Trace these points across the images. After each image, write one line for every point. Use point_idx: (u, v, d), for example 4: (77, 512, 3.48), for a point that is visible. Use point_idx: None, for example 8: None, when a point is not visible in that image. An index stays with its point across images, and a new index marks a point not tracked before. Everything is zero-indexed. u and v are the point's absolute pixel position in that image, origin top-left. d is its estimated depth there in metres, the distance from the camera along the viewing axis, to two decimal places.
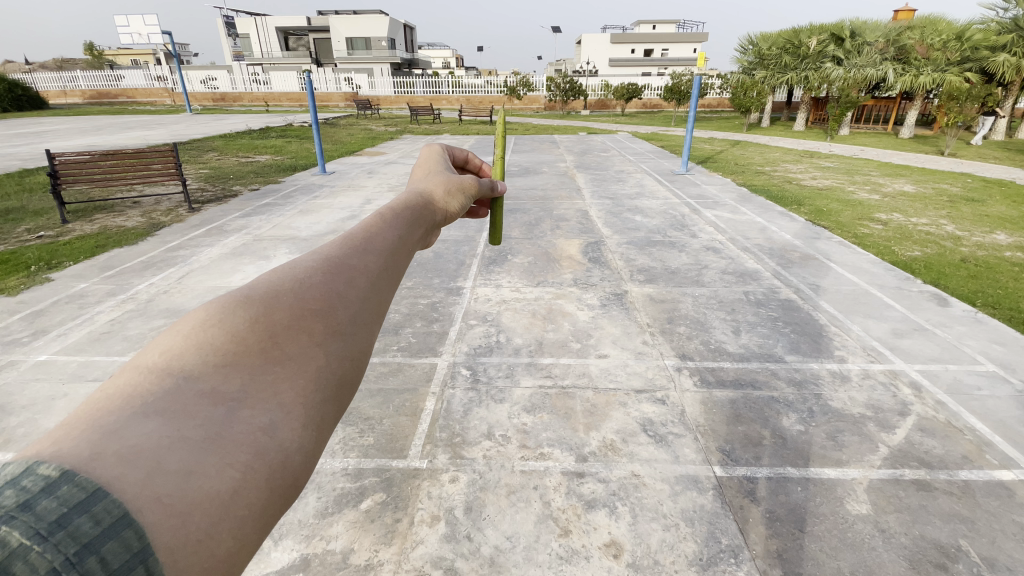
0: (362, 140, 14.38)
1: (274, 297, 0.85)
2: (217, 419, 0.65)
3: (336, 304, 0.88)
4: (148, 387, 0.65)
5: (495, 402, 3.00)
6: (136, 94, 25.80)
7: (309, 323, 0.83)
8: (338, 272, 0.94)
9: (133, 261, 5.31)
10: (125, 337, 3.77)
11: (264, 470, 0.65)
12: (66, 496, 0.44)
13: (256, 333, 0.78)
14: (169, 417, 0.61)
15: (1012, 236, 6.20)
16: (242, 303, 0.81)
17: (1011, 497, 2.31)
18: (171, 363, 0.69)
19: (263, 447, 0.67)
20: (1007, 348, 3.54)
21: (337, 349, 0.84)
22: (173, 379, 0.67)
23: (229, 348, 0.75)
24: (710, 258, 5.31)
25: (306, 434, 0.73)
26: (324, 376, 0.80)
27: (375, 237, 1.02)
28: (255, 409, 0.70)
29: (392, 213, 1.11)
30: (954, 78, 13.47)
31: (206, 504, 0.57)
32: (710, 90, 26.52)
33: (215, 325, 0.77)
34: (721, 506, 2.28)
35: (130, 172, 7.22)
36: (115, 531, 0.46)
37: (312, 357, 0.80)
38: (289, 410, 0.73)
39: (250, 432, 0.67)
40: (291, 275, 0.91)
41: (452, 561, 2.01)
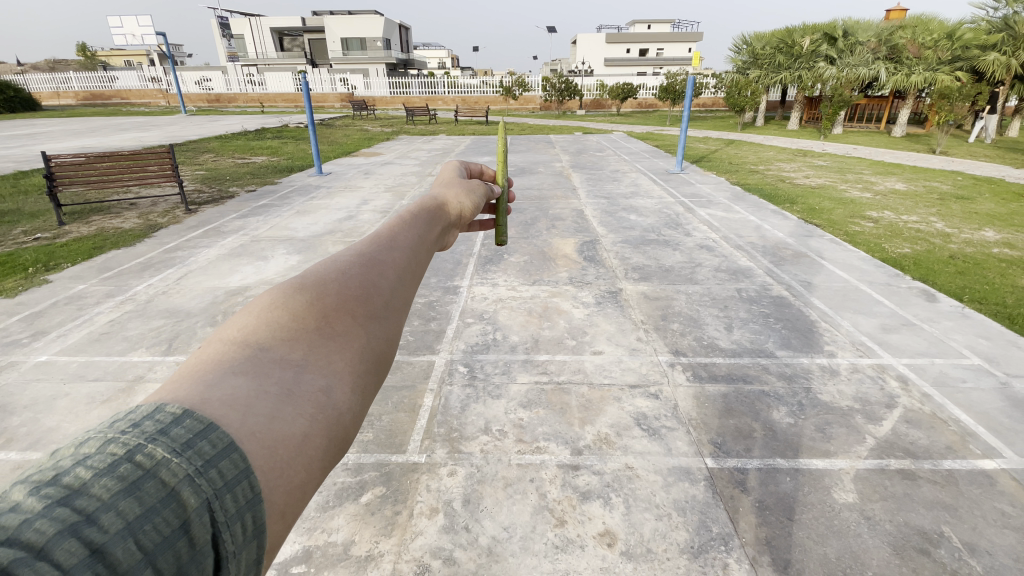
0: (358, 141, 14.40)
1: (324, 280, 0.91)
2: (287, 379, 0.71)
3: (379, 286, 0.94)
4: (227, 355, 0.72)
5: (492, 398, 3.06)
6: (131, 96, 25.74)
7: (355, 302, 0.89)
8: (379, 258, 1.00)
9: (131, 262, 5.34)
10: (125, 338, 3.81)
11: (326, 425, 0.70)
12: (191, 425, 0.55)
13: (312, 310, 0.84)
14: (249, 376, 0.68)
15: (1000, 233, 6.30)
16: (299, 287, 0.88)
17: (993, 485, 2.38)
18: (246, 337, 0.76)
19: (324, 406, 0.72)
20: (993, 342, 3.63)
21: (382, 328, 0.89)
22: (250, 348, 0.74)
23: (290, 322, 0.81)
24: (703, 256, 5.39)
25: (358, 399, 0.78)
26: (371, 349, 0.85)
27: (406, 234, 1.10)
28: (317, 372, 0.75)
29: (415, 216, 1.19)
30: (945, 77, 13.62)
31: (284, 445, 0.63)
32: (705, 89, 26.65)
33: (279, 305, 0.84)
34: (713, 496, 2.34)
35: (127, 174, 7.25)
36: (227, 452, 0.55)
37: (360, 331, 0.85)
38: (344, 376, 0.78)
39: (313, 391, 0.72)
40: (338, 263, 0.98)
41: (450, 551, 2.07)
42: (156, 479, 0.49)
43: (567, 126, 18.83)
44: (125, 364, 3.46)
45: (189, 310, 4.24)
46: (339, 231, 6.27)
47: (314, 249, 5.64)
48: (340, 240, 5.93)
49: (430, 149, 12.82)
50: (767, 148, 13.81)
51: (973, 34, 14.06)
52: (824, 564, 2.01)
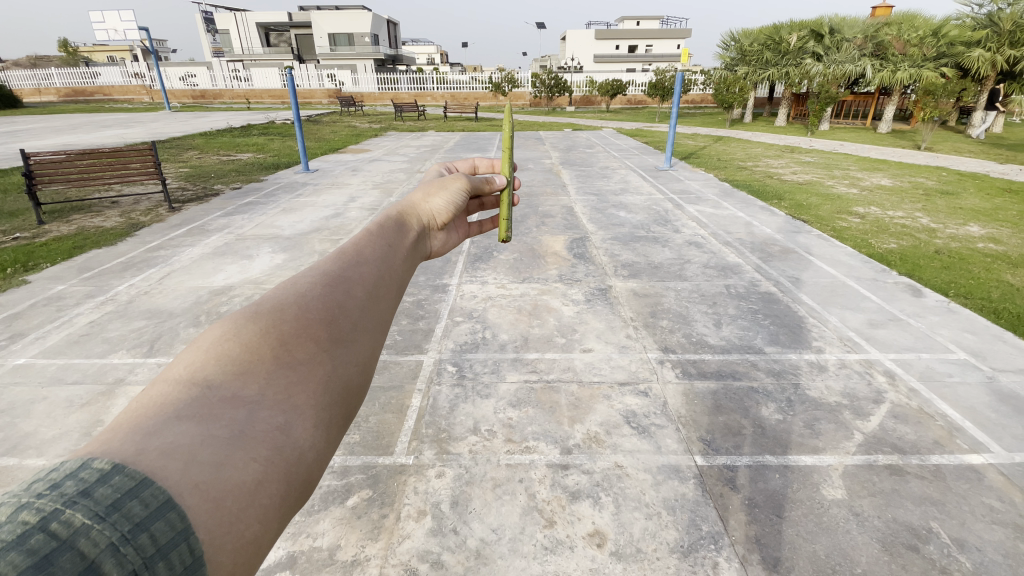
0: (346, 137, 14.24)
1: (279, 313, 0.94)
2: (240, 420, 0.75)
3: (338, 316, 0.99)
4: (179, 396, 0.74)
5: (481, 397, 3.02)
6: (114, 92, 25.20)
7: (313, 333, 0.93)
8: (337, 285, 1.05)
9: (112, 262, 5.22)
10: (105, 339, 3.72)
11: (282, 465, 0.75)
12: (119, 483, 0.54)
13: (267, 344, 0.88)
14: (197, 420, 0.71)
15: (985, 228, 6.38)
16: (252, 320, 0.91)
17: (980, 480, 2.39)
18: (197, 374, 0.79)
19: (280, 445, 0.76)
20: (978, 336, 3.66)
21: (339, 357, 0.94)
22: (198, 388, 0.77)
23: (243, 358, 0.84)
24: (692, 253, 5.39)
25: (315, 434, 0.83)
26: (330, 382, 0.90)
27: (367, 255, 1.14)
28: (272, 410, 0.79)
29: (379, 232, 1.24)
30: (930, 73, 13.76)
31: (233, 492, 0.66)
32: (694, 86, 26.72)
33: (231, 339, 0.86)
34: (702, 494, 2.33)
35: (108, 171, 7.09)
36: (161, 512, 0.55)
37: (317, 364, 0.90)
38: (300, 412, 0.82)
39: (269, 431, 0.76)
40: (294, 292, 1.01)
41: (438, 554, 2.03)
42: (72, 552, 0.46)
43: (557, 122, 18.78)
44: (104, 366, 3.37)
45: (172, 310, 4.15)
46: (326, 229, 6.18)
47: (300, 247, 5.56)
48: (327, 238, 5.85)
49: (419, 146, 12.70)
50: (756, 145, 13.87)
51: (958, 31, 14.29)
52: (813, 561, 2.00)
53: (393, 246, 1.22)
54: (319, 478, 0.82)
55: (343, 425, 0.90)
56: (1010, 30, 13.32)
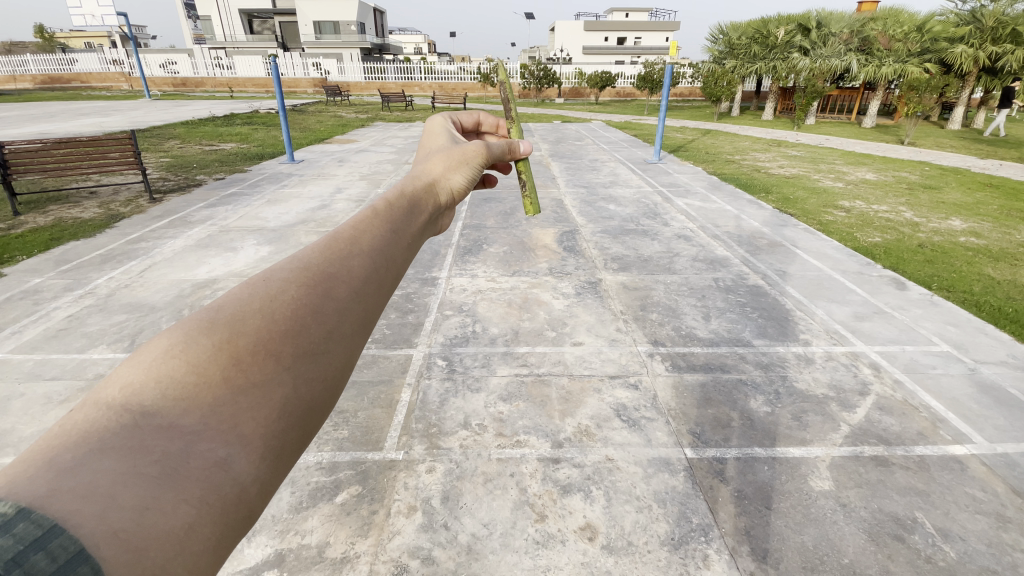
0: (332, 127, 14.01)
1: (241, 317, 0.81)
2: (174, 454, 0.66)
3: (309, 321, 0.85)
4: (107, 427, 0.66)
5: (471, 391, 3.00)
6: (90, 78, 24.49)
7: (279, 346, 0.81)
8: (317, 284, 0.89)
9: (91, 254, 5.07)
10: (84, 334, 3.61)
11: (218, 506, 0.67)
12: (21, 533, 0.46)
13: (220, 358, 0.76)
14: (123, 456, 0.62)
15: (967, 222, 6.49)
16: (206, 328, 0.78)
17: (962, 471, 2.44)
18: (131, 399, 0.69)
19: (219, 483, 0.68)
20: (960, 329, 3.73)
21: (305, 374, 0.84)
22: (132, 417, 0.68)
23: (188, 374, 0.73)
24: (681, 246, 5.40)
25: (261, 466, 0.75)
26: (288, 405, 0.80)
27: (358, 243, 0.99)
28: (213, 441, 0.70)
29: (378, 215, 1.07)
30: (914, 68, 13.94)
31: (156, 541, 0.58)
32: (682, 80, 26.77)
33: (177, 355, 0.74)
34: (692, 487, 2.35)
35: (85, 160, 6.88)
36: (69, 568, 0.47)
37: (279, 385, 0.79)
38: (249, 442, 0.73)
39: (206, 467, 0.68)
40: (262, 289, 0.87)
41: (429, 550, 2.02)
42: None
43: (546, 114, 18.68)
44: (84, 362, 3.28)
45: (154, 304, 4.05)
46: (312, 220, 6.08)
47: (286, 240, 5.46)
48: (313, 230, 5.75)
49: (407, 136, 12.54)
50: (744, 139, 13.93)
51: (940, 28, 14.53)
52: (802, 553, 2.02)
53: (397, 230, 1.06)
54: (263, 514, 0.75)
55: (298, 451, 0.82)
56: (993, 26, 13.61)
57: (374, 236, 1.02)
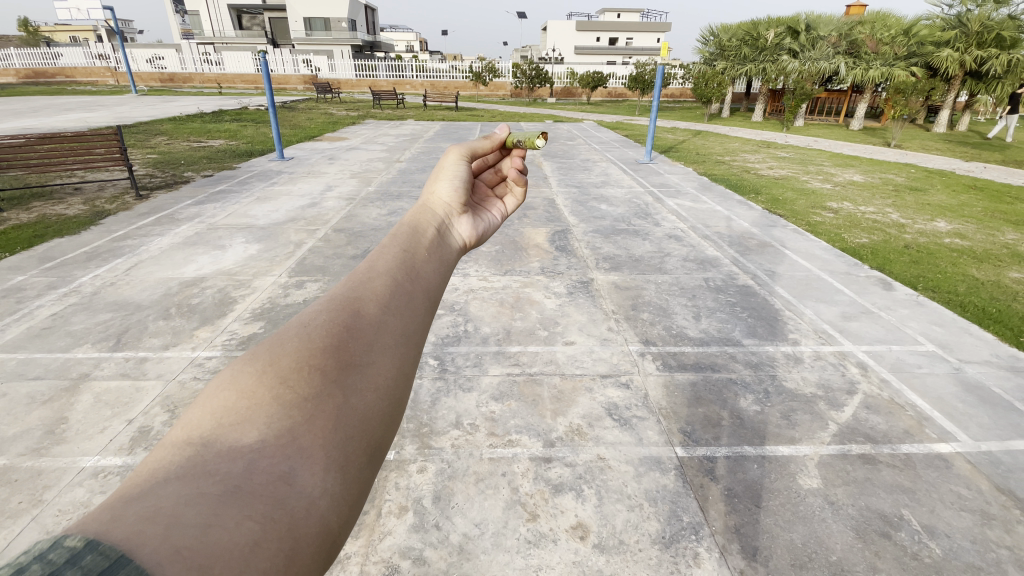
0: (322, 125, 13.90)
1: (280, 345, 0.87)
2: (237, 473, 0.67)
3: (346, 340, 0.89)
4: (172, 458, 0.68)
5: (463, 391, 2.99)
6: (75, 72, 24.09)
7: (319, 363, 0.84)
8: (345, 307, 0.95)
9: (75, 251, 4.99)
10: (68, 333, 3.55)
11: (287, 521, 0.65)
12: (90, 564, 0.45)
13: (266, 382, 0.80)
14: (187, 480, 0.64)
15: (951, 224, 6.60)
16: (249, 362, 0.84)
17: (948, 468, 2.48)
18: (192, 433, 0.73)
19: (285, 497, 0.66)
20: (945, 329, 3.79)
21: (354, 386, 0.85)
22: (194, 446, 0.70)
23: (240, 400, 0.77)
24: (672, 246, 5.44)
25: (327, 479, 0.73)
26: (343, 416, 0.80)
27: (376, 267, 1.05)
28: (275, 457, 0.70)
29: (394, 244, 1.13)
30: (900, 72, 14.13)
31: (224, 555, 0.56)
32: (673, 81, 26.90)
33: (228, 387, 0.79)
34: (683, 485, 2.36)
35: (69, 156, 6.77)
36: None
37: (330, 397, 0.81)
38: (311, 454, 0.73)
39: (270, 482, 0.67)
40: (298, 323, 0.93)
41: (420, 550, 2.01)
42: None
43: (537, 114, 18.68)
44: (68, 361, 3.22)
45: (140, 302, 3.99)
46: (302, 218, 6.03)
47: (275, 238, 5.40)
48: (303, 228, 5.70)
49: (398, 135, 12.47)
50: (734, 140, 14.04)
51: (926, 32, 14.78)
52: (791, 550, 2.04)
53: (409, 250, 1.12)
54: (338, 527, 0.72)
55: (363, 461, 0.80)
56: (978, 31, 14.06)
57: (388, 257, 1.08)
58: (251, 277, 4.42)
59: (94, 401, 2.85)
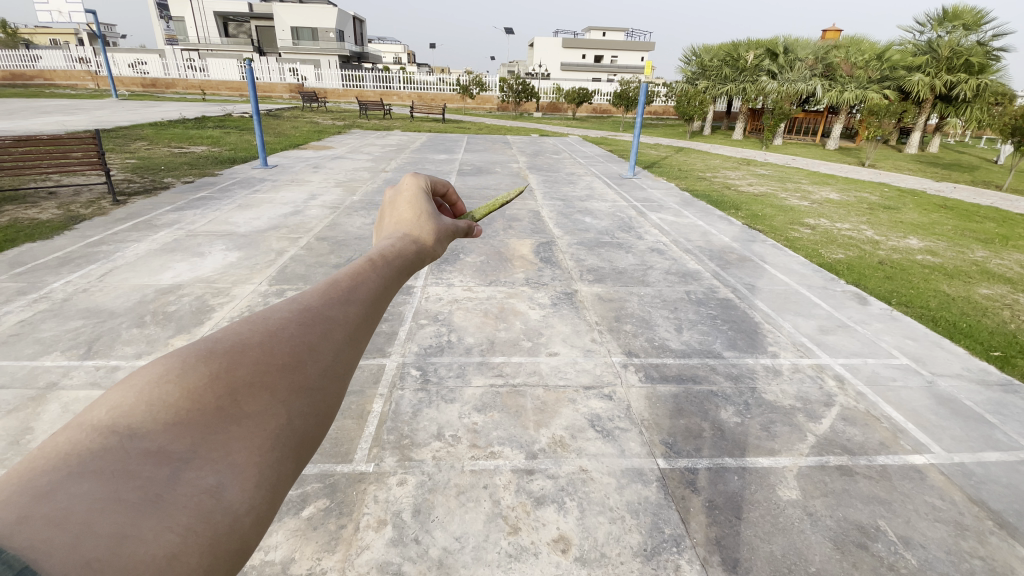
0: (308, 133, 13.83)
1: (238, 350, 0.75)
2: (162, 480, 0.55)
3: (305, 357, 0.79)
4: (86, 447, 0.54)
5: (445, 402, 2.96)
6: (55, 76, 23.71)
7: (272, 379, 0.73)
8: (314, 322, 0.84)
9: (48, 257, 4.84)
10: (36, 340, 3.43)
11: (207, 537, 0.55)
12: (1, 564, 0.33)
13: (214, 388, 0.68)
14: (106, 477, 0.51)
15: (923, 241, 6.82)
16: (204, 357, 0.71)
17: (922, 479, 2.53)
18: (120, 421, 0.59)
19: (210, 511, 0.57)
20: (918, 342, 3.89)
21: (303, 409, 0.75)
22: (117, 437, 0.57)
23: (182, 401, 0.65)
24: (655, 259, 5.50)
25: (256, 496, 0.63)
26: (283, 436, 0.71)
27: (357, 286, 0.94)
28: (203, 468, 0.59)
29: (382, 259, 1.03)
30: (874, 94, 14.70)
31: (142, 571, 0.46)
32: (657, 98, 27.43)
33: (171, 382, 0.66)
34: (665, 497, 2.36)
35: (45, 159, 6.61)
36: None
37: (273, 416, 0.71)
38: (245, 468, 0.63)
39: (196, 495, 0.57)
40: (261, 324, 0.82)
41: (399, 565, 1.96)
42: None
43: (524, 127, 18.87)
44: (36, 369, 3.10)
45: (114, 310, 3.88)
46: (284, 226, 5.96)
47: (256, 246, 5.33)
48: (286, 236, 5.64)
49: (384, 145, 12.47)
50: (715, 157, 14.38)
51: (899, 57, 15.43)
52: (771, 561, 2.05)
53: (392, 279, 1.00)
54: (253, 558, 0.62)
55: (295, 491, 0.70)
56: (948, 56, 14.86)
57: (370, 280, 0.97)
58: (230, 285, 4.34)
59: (62, 412, 2.75)
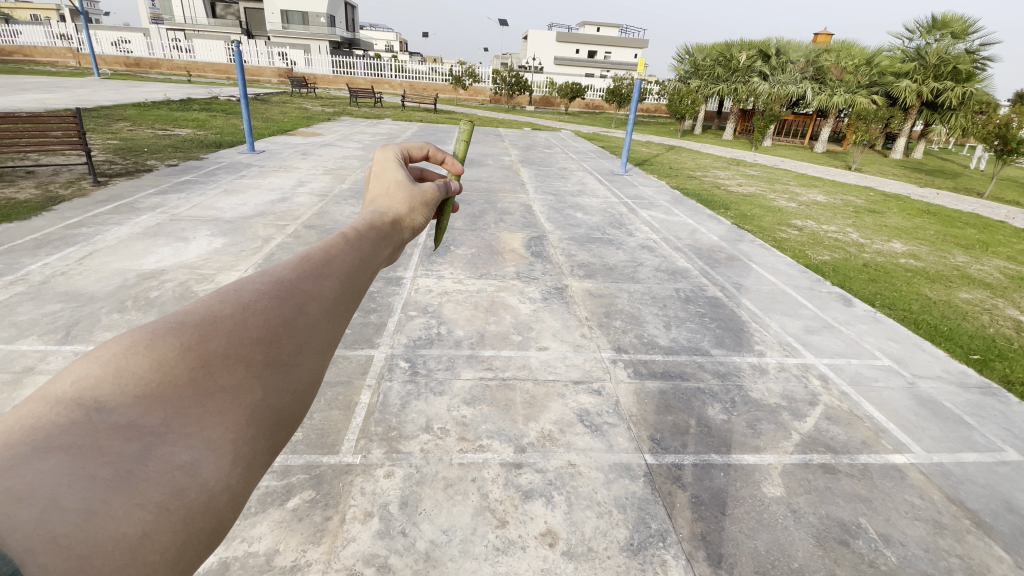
0: (296, 119, 13.58)
1: (211, 322, 0.71)
2: (131, 456, 0.53)
3: (281, 330, 0.75)
4: (51, 420, 0.52)
5: (434, 395, 2.94)
6: (35, 52, 22.99)
7: (247, 353, 0.70)
8: (288, 295, 0.80)
9: (25, 238, 4.70)
10: (12, 323, 3.32)
11: (181, 514, 0.54)
12: None
13: (186, 360, 0.65)
14: (75, 453, 0.49)
15: (906, 245, 6.95)
16: (175, 328, 0.68)
17: (902, 478, 2.58)
18: (88, 391, 0.56)
19: (183, 488, 0.55)
20: (900, 344, 3.96)
21: (278, 384, 0.72)
22: (86, 411, 0.55)
23: (153, 373, 0.62)
24: (645, 256, 5.52)
25: (231, 473, 0.62)
26: (260, 410, 0.68)
27: (332, 261, 0.90)
28: (176, 444, 0.58)
29: (358, 233, 0.99)
30: (863, 99, 14.88)
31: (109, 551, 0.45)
32: (649, 96, 27.47)
33: (142, 352, 0.63)
34: (652, 492, 2.37)
35: (23, 137, 6.40)
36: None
37: (249, 390, 0.68)
38: (220, 443, 0.61)
39: (168, 470, 0.55)
40: (232, 296, 0.78)
41: (385, 558, 1.95)
42: None
43: (516, 120, 18.74)
44: (11, 353, 3.01)
45: (93, 294, 3.77)
46: (271, 213, 5.86)
47: (241, 232, 5.23)
48: (272, 223, 5.54)
49: (375, 133, 12.30)
50: (705, 156, 14.46)
51: (887, 62, 15.63)
52: (755, 557, 2.08)
53: (366, 256, 0.96)
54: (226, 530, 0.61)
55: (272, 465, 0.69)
56: (935, 64, 15.05)
57: (347, 255, 0.93)
58: (214, 272, 4.25)
59: None
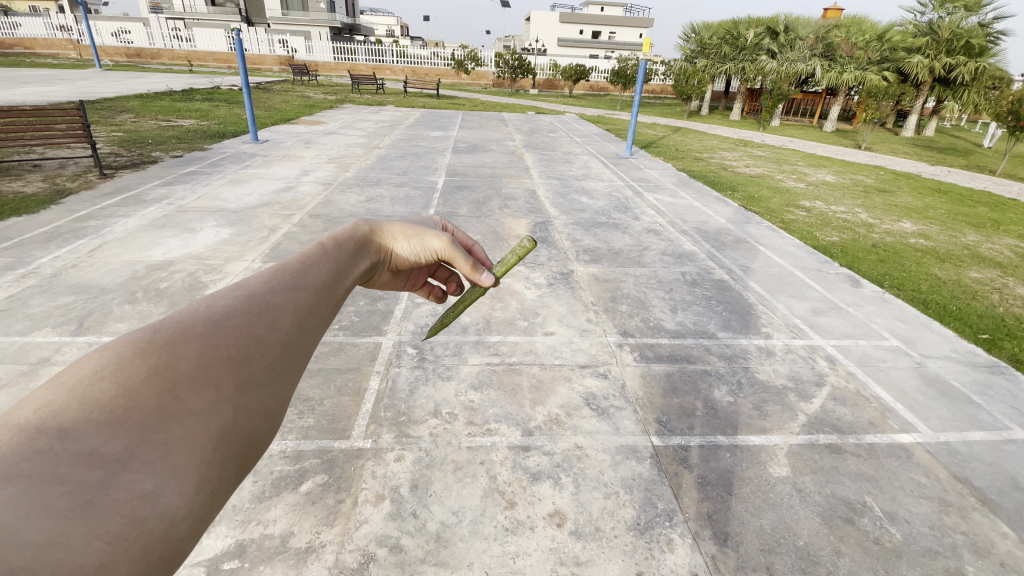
0: (298, 107, 13.52)
1: (180, 341, 0.77)
2: (94, 483, 0.57)
3: (252, 351, 0.82)
4: (15, 449, 0.55)
5: (442, 380, 2.97)
6: (36, 44, 22.93)
7: (216, 375, 0.76)
8: (259, 313, 0.87)
9: (34, 231, 4.75)
10: (26, 316, 3.38)
11: (139, 544, 0.59)
12: None
13: (154, 384, 0.69)
14: (36, 483, 0.53)
15: (917, 225, 6.85)
16: (141, 350, 0.73)
17: (908, 457, 2.59)
18: (49, 420, 0.60)
19: (144, 517, 0.60)
20: (908, 325, 3.94)
21: (247, 405, 0.78)
22: (46, 439, 0.58)
23: (118, 400, 0.66)
24: (651, 240, 5.50)
25: (193, 500, 0.67)
26: (225, 434, 0.74)
27: (302, 275, 0.98)
28: (139, 471, 0.61)
29: (330, 247, 1.09)
30: (873, 76, 14.56)
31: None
32: (655, 77, 27.08)
33: (107, 377, 0.68)
34: (657, 473, 2.40)
35: (27, 131, 6.42)
36: None
37: (216, 414, 0.73)
38: (182, 471, 0.66)
39: (130, 497, 0.59)
40: (201, 317, 0.83)
41: (397, 539, 1.99)
42: None
43: (520, 105, 18.57)
44: (26, 345, 3.07)
45: (104, 286, 3.83)
46: (276, 203, 5.88)
47: (247, 222, 5.26)
48: (278, 212, 5.55)
49: (378, 120, 12.22)
50: (711, 137, 14.30)
51: (899, 37, 15.23)
52: (760, 536, 2.11)
53: (339, 269, 1.06)
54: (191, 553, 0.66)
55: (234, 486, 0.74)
56: (948, 38, 14.68)
57: (315, 270, 1.00)
58: (222, 262, 4.28)
59: None
